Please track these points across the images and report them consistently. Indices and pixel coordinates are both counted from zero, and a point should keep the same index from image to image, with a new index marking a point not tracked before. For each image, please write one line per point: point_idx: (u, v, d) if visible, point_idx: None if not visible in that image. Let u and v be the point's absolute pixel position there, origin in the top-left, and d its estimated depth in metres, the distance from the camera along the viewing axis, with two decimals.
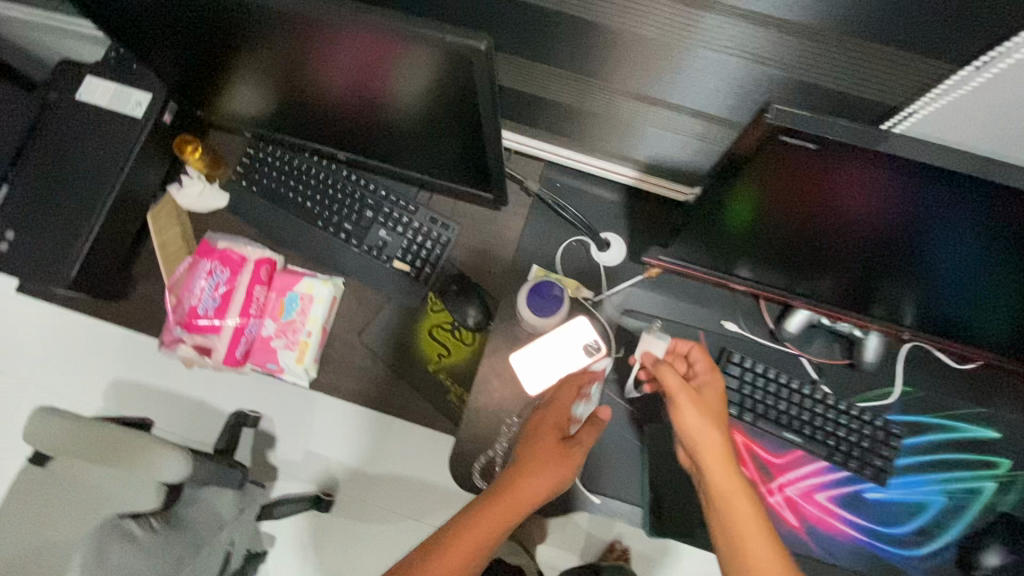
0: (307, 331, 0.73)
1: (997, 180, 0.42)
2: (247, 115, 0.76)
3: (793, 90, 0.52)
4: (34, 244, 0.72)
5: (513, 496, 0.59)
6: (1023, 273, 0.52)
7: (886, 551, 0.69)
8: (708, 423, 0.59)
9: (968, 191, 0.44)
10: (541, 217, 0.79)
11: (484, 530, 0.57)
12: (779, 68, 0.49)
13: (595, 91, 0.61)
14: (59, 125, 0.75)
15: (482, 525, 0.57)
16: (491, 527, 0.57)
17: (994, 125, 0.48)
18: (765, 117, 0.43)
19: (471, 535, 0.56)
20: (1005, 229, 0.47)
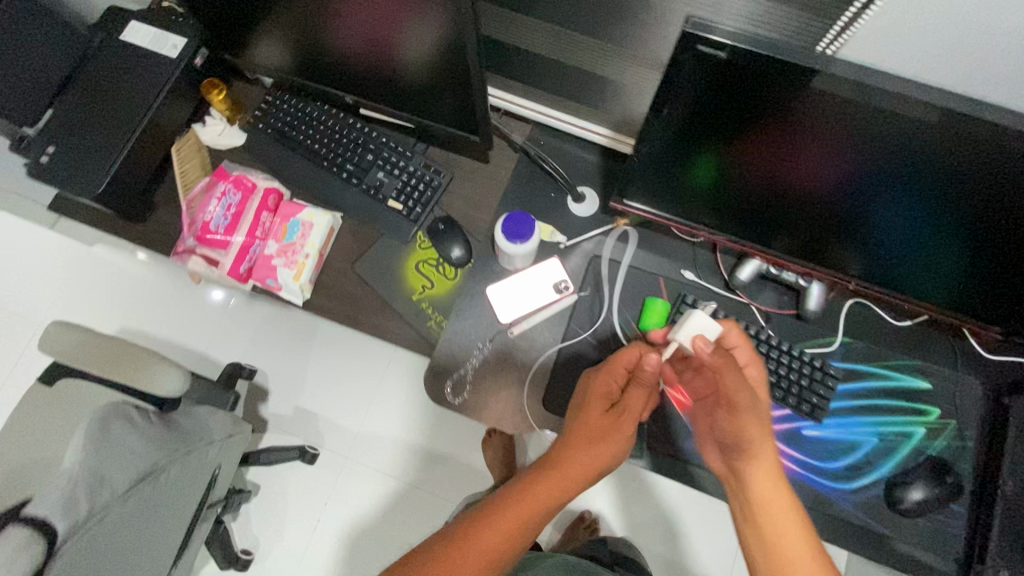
0: (306, 253, 0.81)
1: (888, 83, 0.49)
2: (269, 60, 0.85)
3: (738, 22, 0.58)
4: (70, 159, 0.81)
5: (563, 468, 0.60)
6: (933, 196, 0.59)
7: (820, 484, 0.75)
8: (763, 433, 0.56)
9: (871, 102, 0.52)
10: (524, 169, 0.87)
11: (533, 505, 0.58)
12: (722, 16, 0.58)
13: (571, 44, 0.70)
14: (103, 60, 0.85)
15: (533, 500, 0.58)
16: (544, 497, 0.58)
17: (908, 48, 0.53)
18: (684, 27, 0.51)
19: (520, 509, 0.58)
20: (908, 145, 0.54)
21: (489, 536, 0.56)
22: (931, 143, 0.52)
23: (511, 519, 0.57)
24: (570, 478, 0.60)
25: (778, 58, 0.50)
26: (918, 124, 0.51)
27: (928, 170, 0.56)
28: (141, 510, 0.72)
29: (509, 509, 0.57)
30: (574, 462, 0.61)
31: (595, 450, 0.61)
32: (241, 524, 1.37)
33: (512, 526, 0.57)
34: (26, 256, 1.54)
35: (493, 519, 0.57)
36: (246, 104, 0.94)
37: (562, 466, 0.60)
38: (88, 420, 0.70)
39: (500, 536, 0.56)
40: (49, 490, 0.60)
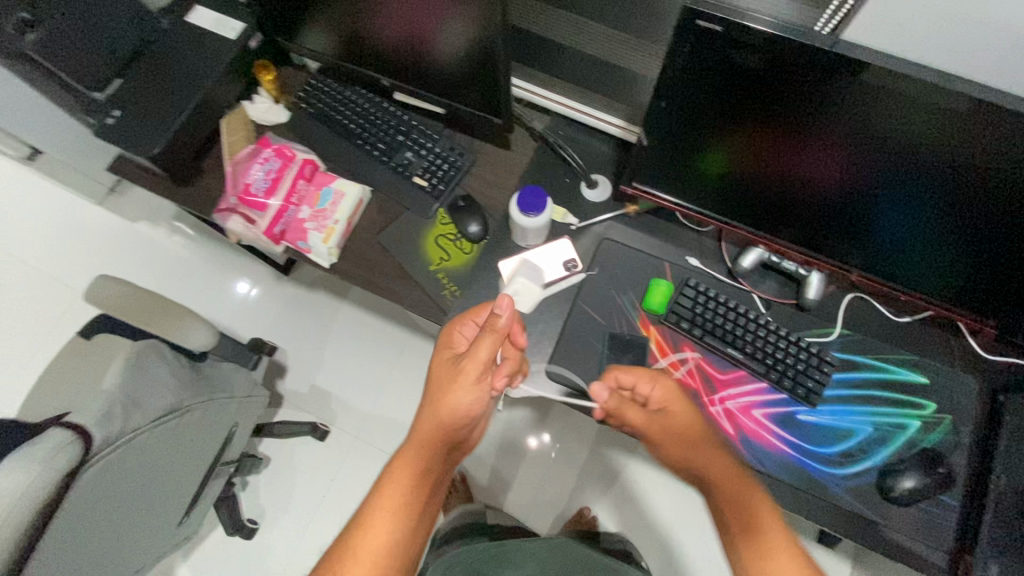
0: (335, 219, 0.87)
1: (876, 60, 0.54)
2: (315, 44, 0.93)
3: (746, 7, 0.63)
4: (134, 122, 0.90)
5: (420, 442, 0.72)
6: (922, 182, 0.63)
7: (813, 468, 0.76)
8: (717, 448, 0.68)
9: (860, 79, 0.56)
10: (543, 156, 0.93)
11: (398, 492, 0.70)
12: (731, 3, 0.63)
13: (592, 34, 0.76)
14: (170, 39, 0.95)
15: (393, 491, 0.70)
16: (406, 483, 0.71)
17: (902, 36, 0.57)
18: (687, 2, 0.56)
19: (389, 501, 0.70)
20: (897, 127, 0.59)
21: (375, 533, 0.68)
22: (913, 116, 0.57)
23: (385, 515, 0.69)
24: (424, 460, 0.72)
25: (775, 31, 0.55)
26: (901, 95, 0.56)
27: (918, 154, 0.60)
28: (166, 440, 0.77)
29: (381, 503, 0.70)
30: (424, 442, 0.72)
31: (427, 419, 0.72)
32: (250, 495, 1.42)
33: (390, 517, 0.69)
34: (75, 228, 1.65)
35: (369, 520, 0.69)
36: (291, 86, 1.02)
37: (410, 452, 0.72)
38: (127, 352, 0.78)
39: (382, 530, 0.69)
40: (91, 403, 0.67)
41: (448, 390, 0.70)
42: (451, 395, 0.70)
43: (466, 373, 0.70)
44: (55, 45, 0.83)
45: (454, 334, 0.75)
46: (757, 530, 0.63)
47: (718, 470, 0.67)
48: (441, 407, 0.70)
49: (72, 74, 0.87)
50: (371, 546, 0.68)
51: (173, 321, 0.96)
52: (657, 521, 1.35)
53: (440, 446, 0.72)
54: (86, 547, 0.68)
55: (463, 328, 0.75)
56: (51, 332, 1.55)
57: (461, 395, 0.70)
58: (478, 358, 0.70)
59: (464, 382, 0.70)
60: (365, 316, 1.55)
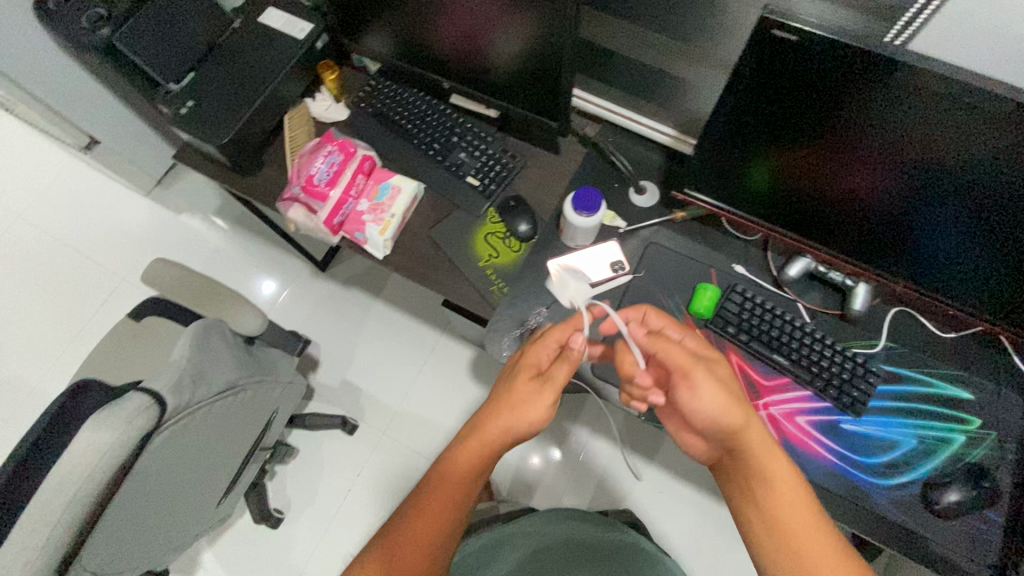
0: (392, 213, 0.91)
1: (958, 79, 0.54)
2: (378, 47, 0.97)
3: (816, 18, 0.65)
4: (206, 113, 0.95)
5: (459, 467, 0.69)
6: (989, 207, 0.63)
7: (856, 476, 0.77)
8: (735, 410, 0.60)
9: (937, 99, 0.56)
10: (593, 161, 0.96)
11: (439, 508, 0.67)
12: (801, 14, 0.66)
13: (655, 42, 0.80)
14: (241, 37, 1.00)
15: (429, 510, 0.67)
16: (446, 501, 0.67)
17: (975, 48, 0.59)
18: (765, 13, 0.58)
19: (424, 516, 0.66)
20: (969, 150, 0.59)
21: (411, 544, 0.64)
22: (988, 140, 0.57)
23: (424, 528, 0.65)
24: (463, 474, 0.69)
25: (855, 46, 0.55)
26: (979, 117, 0.56)
27: (988, 180, 0.60)
28: (223, 415, 0.80)
29: (420, 518, 0.66)
30: (460, 465, 0.70)
31: (488, 434, 0.69)
32: (276, 485, 1.43)
33: (428, 531, 0.65)
34: (122, 217, 1.71)
35: (405, 532, 0.65)
36: (351, 86, 1.07)
37: (452, 469, 0.69)
38: (193, 325, 0.81)
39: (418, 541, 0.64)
40: (163, 372, 0.70)
41: (525, 397, 0.68)
42: (528, 403, 0.68)
43: (549, 383, 0.68)
44: (148, 48, 0.94)
45: (535, 352, 0.71)
46: (792, 526, 0.60)
47: (758, 462, 0.62)
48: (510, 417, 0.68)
49: (158, 68, 0.95)
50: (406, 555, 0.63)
51: (230, 302, 0.99)
52: (680, 532, 1.36)
53: (477, 468, 0.70)
54: (147, 512, 0.71)
55: (545, 347, 0.71)
56: (93, 317, 1.59)
57: (535, 408, 0.68)
58: (556, 378, 0.68)
59: (547, 393, 0.68)
60: (398, 315, 1.58)
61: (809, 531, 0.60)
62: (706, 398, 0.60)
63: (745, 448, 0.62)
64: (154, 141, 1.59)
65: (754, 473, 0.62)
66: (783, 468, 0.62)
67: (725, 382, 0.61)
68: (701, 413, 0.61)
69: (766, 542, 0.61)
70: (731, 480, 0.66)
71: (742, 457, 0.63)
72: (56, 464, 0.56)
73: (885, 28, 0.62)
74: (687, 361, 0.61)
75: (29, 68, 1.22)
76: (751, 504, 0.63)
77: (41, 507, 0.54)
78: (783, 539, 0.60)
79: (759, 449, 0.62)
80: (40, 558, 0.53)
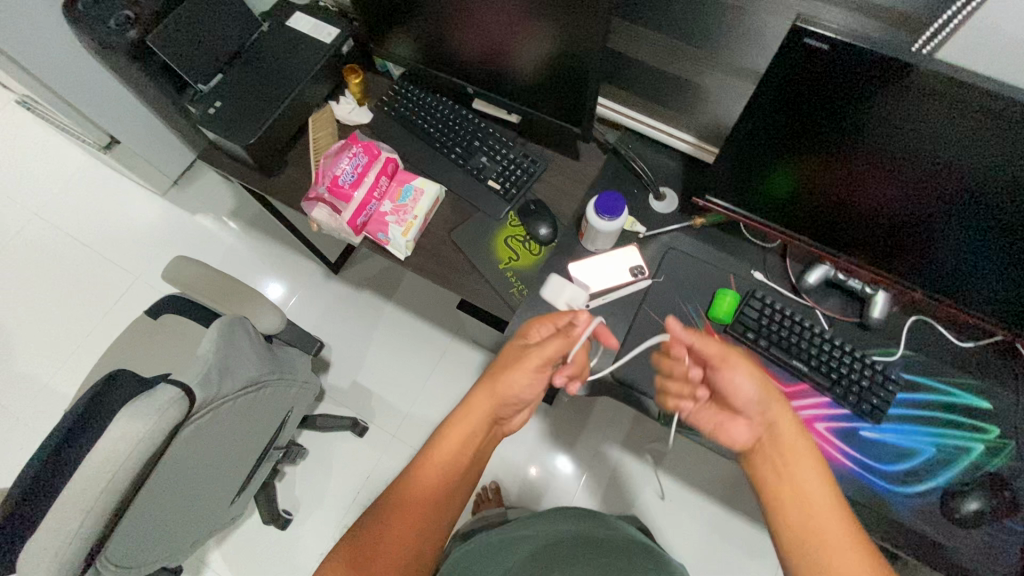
0: (415, 214, 0.93)
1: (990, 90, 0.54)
2: (401, 52, 0.99)
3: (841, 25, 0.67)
4: (232, 114, 0.96)
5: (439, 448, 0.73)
6: (1013, 217, 0.63)
7: (876, 484, 0.77)
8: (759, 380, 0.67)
9: (967, 108, 0.57)
10: (613, 167, 0.98)
11: (417, 500, 0.69)
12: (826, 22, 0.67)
13: (678, 51, 0.82)
14: (269, 41, 1.02)
15: (407, 504, 0.69)
16: (424, 491, 0.70)
17: (1004, 54, 0.60)
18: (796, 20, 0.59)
19: (406, 507, 0.69)
20: (998, 160, 0.59)
21: (394, 538, 0.66)
22: (1017, 151, 0.57)
23: (401, 524, 0.67)
24: (443, 463, 0.72)
25: (885, 56, 0.56)
26: (1008, 128, 0.56)
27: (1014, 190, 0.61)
28: (244, 412, 0.81)
29: (399, 512, 0.68)
30: (440, 455, 0.72)
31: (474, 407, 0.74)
32: (285, 486, 1.43)
33: (408, 522, 0.68)
34: (138, 217, 1.73)
35: (384, 529, 0.66)
36: (374, 91, 1.08)
37: (434, 454, 0.72)
38: (220, 322, 0.81)
39: (400, 535, 0.67)
40: (190, 366, 0.71)
41: (514, 370, 0.73)
42: (509, 376, 0.73)
43: (537, 355, 0.71)
44: (178, 47, 0.97)
45: (530, 329, 0.75)
46: (818, 506, 0.64)
47: (793, 441, 0.67)
48: (496, 390, 0.73)
49: (188, 68, 0.98)
50: (387, 550, 0.65)
51: (253, 300, 0.99)
52: (690, 540, 1.36)
53: (456, 456, 0.73)
54: (170, 505, 0.71)
55: (539, 327, 0.75)
56: (107, 315, 1.60)
57: (520, 380, 0.72)
58: (545, 352, 0.71)
59: (533, 366, 0.71)
60: (410, 319, 1.59)
61: (833, 508, 0.64)
62: (744, 381, 0.66)
63: (778, 425, 0.68)
64: (172, 142, 1.61)
65: (785, 456, 0.67)
66: (809, 444, 0.67)
67: (754, 364, 0.68)
68: (742, 392, 0.67)
69: (794, 523, 0.64)
70: (762, 461, 0.68)
71: (780, 437, 0.68)
72: (89, 454, 0.57)
73: (913, 37, 0.63)
74: (722, 351, 0.67)
75: (56, 69, 1.24)
76: (782, 486, 0.66)
77: (74, 496, 0.55)
78: (807, 517, 0.64)
79: (789, 431, 0.67)
80: (73, 546, 0.54)
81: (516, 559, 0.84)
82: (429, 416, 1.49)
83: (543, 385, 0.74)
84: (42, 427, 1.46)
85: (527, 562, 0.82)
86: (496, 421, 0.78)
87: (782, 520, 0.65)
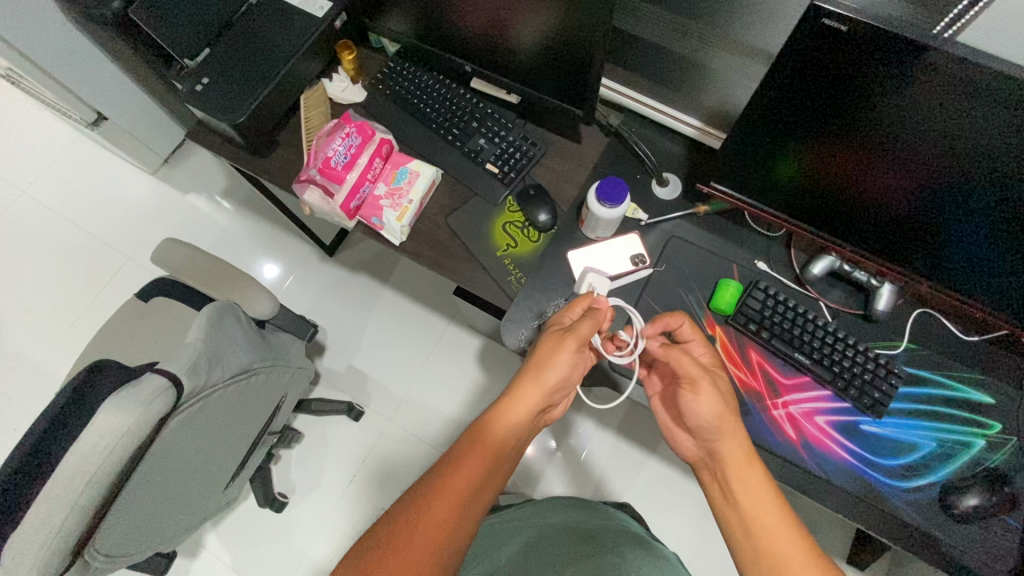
0: (410, 198, 0.90)
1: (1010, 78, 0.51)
2: (396, 28, 0.95)
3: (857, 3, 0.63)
4: (221, 91, 0.93)
5: (496, 418, 0.70)
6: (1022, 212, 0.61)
7: (875, 478, 0.76)
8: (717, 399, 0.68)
9: (979, 100, 0.54)
10: (614, 152, 0.95)
11: (466, 480, 0.65)
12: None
13: (687, 32, 0.78)
14: (258, 14, 0.98)
15: (456, 485, 0.64)
16: (473, 477, 0.65)
17: None
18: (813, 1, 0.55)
19: (456, 485, 0.64)
20: (1008, 156, 0.57)
21: (434, 519, 0.61)
22: None
23: (441, 511, 0.61)
24: (488, 456, 0.67)
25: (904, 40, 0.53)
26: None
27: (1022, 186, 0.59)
28: (237, 400, 0.80)
29: (448, 490, 0.63)
30: (486, 445, 0.68)
31: (521, 400, 0.70)
32: (281, 470, 1.43)
33: (450, 508, 0.62)
34: (128, 197, 1.69)
35: (425, 511, 0.61)
36: (368, 68, 1.05)
37: (478, 449, 0.67)
38: (207, 309, 0.79)
39: (448, 515, 0.62)
40: (178, 355, 0.69)
41: (549, 356, 0.71)
42: (553, 357, 0.70)
43: (570, 335, 0.71)
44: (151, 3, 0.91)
45: (560, 315, 0.75)
46: (768, 531, 0.63)
47: (731, 461, 0.67)
48: (537, 380, 0.70)
49: (172, 43, 0.92)
50: (427, 536, 0.60)
51: (245, 282, 0.97)
52: (684, 525, 1.37)
53: (508, 441, 0.69)
54: (161, 495, 0.70)
55: (569, 310, 0.75)
56: (98, 295, 1.58)
57: (560, 364, 0.70)
58: (580, 333, 0.71)
59: (569, 347, 0.70)
60: (406, 302, 1.57)
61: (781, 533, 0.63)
62: (702, 401, 0.68)
63: (717, 445, 0.68)
64: (162, 119, 1.56)
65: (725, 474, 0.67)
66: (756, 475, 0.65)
67: (717, 403, 0.68)
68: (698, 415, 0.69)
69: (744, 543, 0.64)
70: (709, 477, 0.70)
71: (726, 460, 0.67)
72: (71, 449, 0.56)
73: (935, 19, 0.60)
74: (695, 369, 0.70)
75: (37, 42, 1.19)
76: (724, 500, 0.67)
77: (58, 489, 0.54)
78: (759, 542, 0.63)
79: (732, 461, 0.67)
80: (58, 539, 0.53)
81: (508, 556, 0.84)
82: (424, 397, 1.49)
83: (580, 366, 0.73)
84: (36, 406, 1.45)
85: (523, 554, 0.83)
86: (539, 412, 0.73)
87: (730, 529, 0.65)
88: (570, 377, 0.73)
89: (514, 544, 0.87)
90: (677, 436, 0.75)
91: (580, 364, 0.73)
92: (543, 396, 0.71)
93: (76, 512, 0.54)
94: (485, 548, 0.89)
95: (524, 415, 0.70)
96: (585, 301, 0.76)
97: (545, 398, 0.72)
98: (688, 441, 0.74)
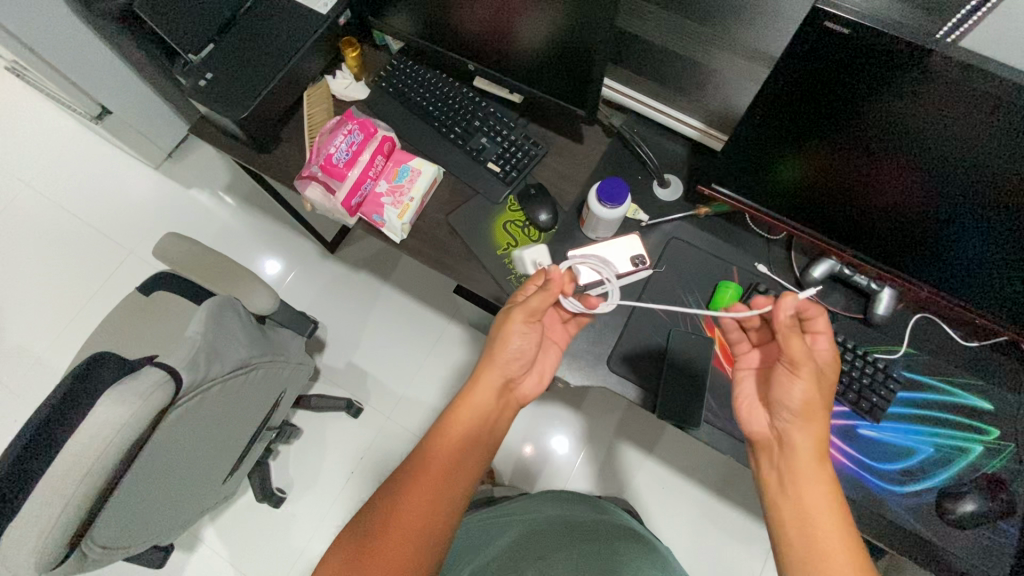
0: (411, 196, 0.90)
1: (1009, 81, 0.51)
2: (400, 26, 0.95)
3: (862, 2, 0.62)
4: (225, 86, 0.93)
5: (465, 402, 0.71)
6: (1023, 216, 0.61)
7: (871, 482, 0.76)
8: (813, 388, 0.64)
9: (981, 102, 0.54)
10: (616, 152, 0.95)
11: (439, 469, 0.66)
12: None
13: (691, 32, 0.78)
14: (262, 10, 0.98)
15: (428, 471, 0.65)
16: (446, 462, 0.66)
17: None
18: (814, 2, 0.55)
19: (429, 472, 0.65)
20: (1009, 158, 0.56)
21: (410, 507, 0.62)
22: None
23: (419, 499, 0.63)
24: (457, 439, 0.68)
25: (904, 42, 0.53)
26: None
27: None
28: (236, 394, 0.80)
29: (422, 480, 0.64)
30: (458, 430, 0.69)
31: (482, 381, 0.72)
32: (279, 465, 1.43)
33: (427, 496, 0.63)
34: (131, 191, 1.69)
35: (403, 500, 0.63)
36: (372, 65, 1.05)
37: (448, 435, 0.68)
38: (208, 303, 0.79)
39: (424, 502, 0.63)
40: (177, 348, 0.69)
41: (501, 333, 0.71)
42: (503, 334, 0.71)
43: (517, 308, 0.71)
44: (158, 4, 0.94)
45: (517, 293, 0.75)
46: (817, 528, 0.61)
47: (801, 454, 0.64)
48: (490, 359, 0.72)
49: (178, 40, 0.95)
50: (407, 524, 0.61)
51: (245, 277, 0.97)
52: (682, 526, 1.37)
53: (479, 422, 0.70)
54: (160, 487, 0.71)
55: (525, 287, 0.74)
56: (99, 288, 1.58)
57: (511, 339, 0.71)
58: (529, 305, 0.70)
59: (515, 319, 0.70)
60: (406, 300, 1.57)
61: (833, 532, 0.60)
62: (794, 389, 0.64)
63: (791, 436, 0.65)
64: (166, 114, 1.57)
65: (792, 467, 0.64)
66: (822, 470, 0.63)
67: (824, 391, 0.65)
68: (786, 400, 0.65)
69: (793, 537, 0.62)
70: (771, 463, 0.67)
71: (796, 450, 0.64)
72: (70, 441, 0.56)
73: (937, 24, 0.60)
74: (803, 355, 0.63)
75: (42, 36, 1.19)
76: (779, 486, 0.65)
77: (55, 480, 0.55)
78: (808, 536, 0.61)
79: (803, 454, 0.64)
80: (56, 529, 0.54)
81: (500, 547, 0.84)
82: (423, 395, 1.49)
83: (536, 337, 0.72)
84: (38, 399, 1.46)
85: (515, 545, 0.83)
86: (506, 386, 0.73)
87: (778, 516, 0.64)
88: (528, 347, 0.72)
89: (507, 536, 0.87)
90: (755, 411, 0.70)
91: (535, 334, 0.72)
92: (500, 373, 0.72)
93: (74, 502, 0.55)
94: (478, 540, 0.89)
95: (488, 393, 0.71)
96: (540, 276, 0.74)
97: (507, 372, 0.73)
98: (762, 417, 0.69)
